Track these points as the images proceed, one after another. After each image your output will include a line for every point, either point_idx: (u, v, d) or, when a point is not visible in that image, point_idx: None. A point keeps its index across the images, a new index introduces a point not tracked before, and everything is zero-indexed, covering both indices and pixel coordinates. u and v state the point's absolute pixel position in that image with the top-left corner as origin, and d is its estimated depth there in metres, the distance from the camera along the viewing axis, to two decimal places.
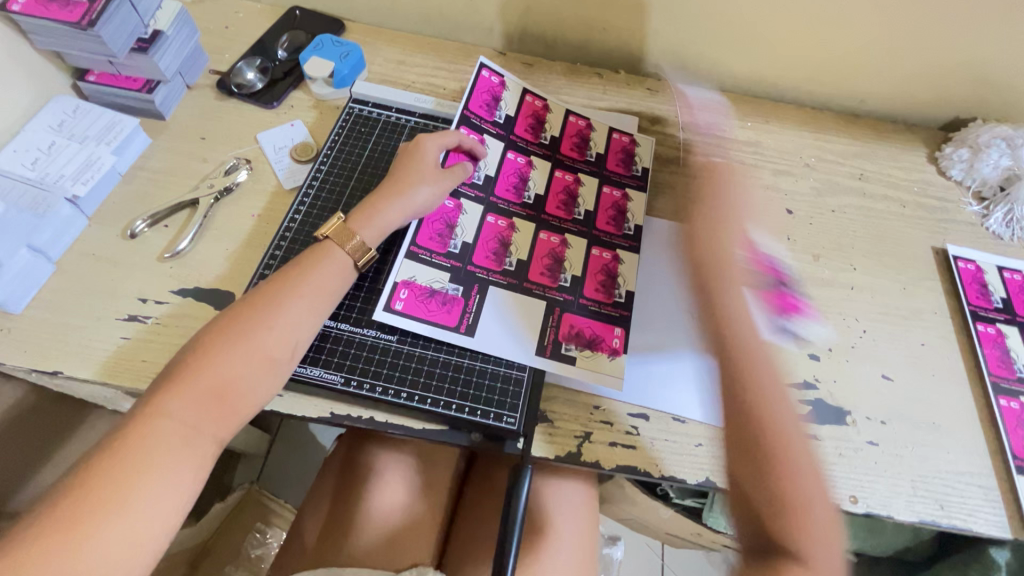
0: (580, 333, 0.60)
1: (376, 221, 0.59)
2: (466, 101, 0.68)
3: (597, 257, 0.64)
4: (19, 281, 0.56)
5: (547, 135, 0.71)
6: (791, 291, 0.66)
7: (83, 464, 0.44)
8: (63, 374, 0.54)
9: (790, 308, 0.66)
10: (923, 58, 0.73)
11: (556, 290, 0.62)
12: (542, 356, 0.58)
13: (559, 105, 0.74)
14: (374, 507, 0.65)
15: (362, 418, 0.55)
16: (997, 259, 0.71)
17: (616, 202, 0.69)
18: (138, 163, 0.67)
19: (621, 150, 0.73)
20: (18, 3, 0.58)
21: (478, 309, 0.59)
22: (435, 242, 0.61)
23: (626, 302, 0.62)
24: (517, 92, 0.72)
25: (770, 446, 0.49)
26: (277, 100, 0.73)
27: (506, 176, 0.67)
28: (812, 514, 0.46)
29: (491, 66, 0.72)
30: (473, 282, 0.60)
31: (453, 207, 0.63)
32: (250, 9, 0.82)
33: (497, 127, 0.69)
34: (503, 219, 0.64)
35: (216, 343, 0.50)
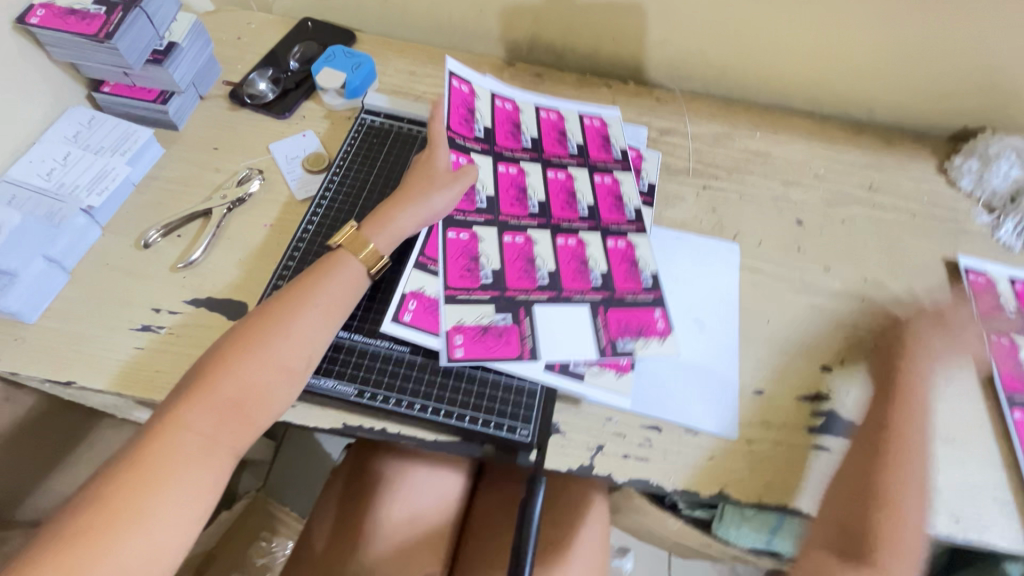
0: (628, 325, 0.58)
1: (387, 229, 0.58)
2: (446, 120, 0.65)
3: (564, 246, 0.63)
4: (34, 291, 0.56)
5: (573, 144, 0.71)
6: (622, 306, 0.60)
7: (99, 477, 0.44)
8: (76, 384, 0.54)
9: (637, 329, 0.58)
10: (932, 70, 0.73)
11: (536, 291, 0.59)
12: (552, 373, 0.56)
13: (571, 113, 0.74)
14: (384, 516, 0.66)
15: (374, 429, 0.55)
16: (1008, 270, 0.70)
17: (610, 189, 0.68)
18: (152, 173, 0.68)
19: (598, 135, 0.73)
20: (37, 17, 0.59)
21: (533, 331, 0.57)
22: (466, 278, 0.59)
23: (603, 282, 0.61)
24: (488, 99, 0.71)
25: (889, 456, 0.55)
26: (288, 111, 0.74)
27: (505, 190, 0.65)
28: (909, 508, 0.53)
29: (459, 73, 0.69)
30: (517, 306, 0.58)
31: (468, 239, 0.61)
32: (262, 21, 0.83)
33: (479, 142, 0.67)
34: (520, 235, 0.62)
35: (233, 352, 0.50)
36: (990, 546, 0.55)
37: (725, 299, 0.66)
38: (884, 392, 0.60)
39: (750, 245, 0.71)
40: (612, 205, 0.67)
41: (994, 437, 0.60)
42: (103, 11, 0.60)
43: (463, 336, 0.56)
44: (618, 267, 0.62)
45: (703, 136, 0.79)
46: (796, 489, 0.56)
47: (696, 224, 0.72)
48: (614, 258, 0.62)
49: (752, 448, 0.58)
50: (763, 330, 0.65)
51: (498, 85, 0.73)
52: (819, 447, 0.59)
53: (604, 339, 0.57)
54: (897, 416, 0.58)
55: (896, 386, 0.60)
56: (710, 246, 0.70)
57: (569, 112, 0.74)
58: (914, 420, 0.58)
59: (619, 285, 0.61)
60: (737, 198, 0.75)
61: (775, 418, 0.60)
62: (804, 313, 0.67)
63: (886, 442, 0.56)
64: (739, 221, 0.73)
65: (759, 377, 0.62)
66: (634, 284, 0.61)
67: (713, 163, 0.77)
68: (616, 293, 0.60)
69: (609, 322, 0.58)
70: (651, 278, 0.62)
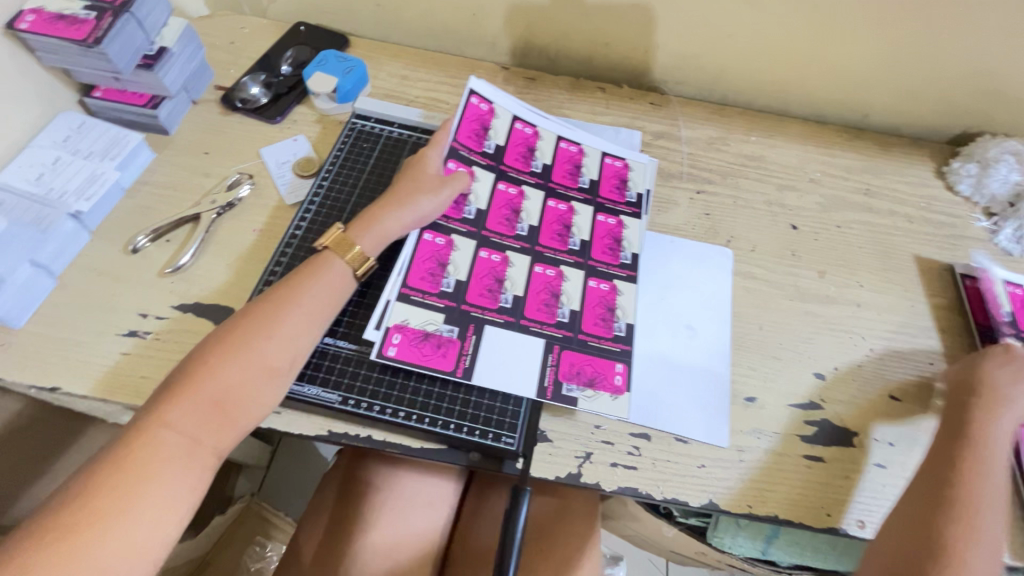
0: (581, 371, 0.57)
1: (375, 230, 0.58)
2: (453, 131, 0.65)
3: (541, 274, 0.61)
4: (22, 297, 0.56)
5: (585, 179, 0.68)
6: (582, 349, 0.58)
7: (77, 479, 0.44)
8: (60, 390, 0.54)
9: (588, 378, 0.57)
10: (928, 73, 0.73)
11: (494, 312, 0.58)
12: (542, 399, 0.55)
13: (595, 148, 0.71)
14: (373, 522, 0.65)
15: (359, 437, 0.54)
16: (1002, 272, 0.68)
17: (610, 230, 0.66)
18: (142, 177, 0.68)
19: (616, 176, 0.70)
20: (26, 22, 0.59)
21: (475, 351, 0.56)
22: (427, 282, 0.58)
23: (569, 321, 0.59)
24: (507, 120, 0.68)
25: (957, 504, 0.51)
26: (280, 115, 0.74)
27: (498, 209, 0.64)
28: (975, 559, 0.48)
29: (481, 91, 0.68)
30: (468, 322, 0.57)
31: (444, 244, 0.60)
32: (255, 25, 0.83)
33: (485, 158, 0.66)
34: (497, 253, 0.61)
35: (216, 355, 0.50)
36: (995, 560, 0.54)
37: (718, 305, 0.65)
38: (956, 434, 0.55)
39: (744, 250, 0.70)
40: (608, 247, 0.64)
41: None
42: (92, 16, 0.60)
43: (401, 336, 0.56)
44: (590, 311, 0.60)
45: (697, 140, 0.79)
46: (788, 499, 0.56)
47: (688, 228, 0.71)
48: (589, 299, 0.61)
49: (743, 458, 0.57)
50: (755, 337, 0.64)
51: (523, 106, 0.70)
52: (813, 457, 0.58)
53: (550, 378, 0.56)
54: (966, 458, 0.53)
55: (974, 430, 0.54)
56: (704, 252, 0.69)
57: (592, 147, 0.71)
58: (988, 465, 0.53)
59: (586, 328, 0.59)
60: (731, 203, 0.74)
61: (767, 427, 0.59)
62: (799, 319, 0.66)
63: (960, 490, 0.51)
64: (733, 226, 0.72)
65: (752, 385, 0.61)
66: (602, 331, 0.60)
67: (706, 167, 0.77)
68: (579, 336, 0.59)
69: (566, 363, 0.57)
70: (625, 329, 0.60)
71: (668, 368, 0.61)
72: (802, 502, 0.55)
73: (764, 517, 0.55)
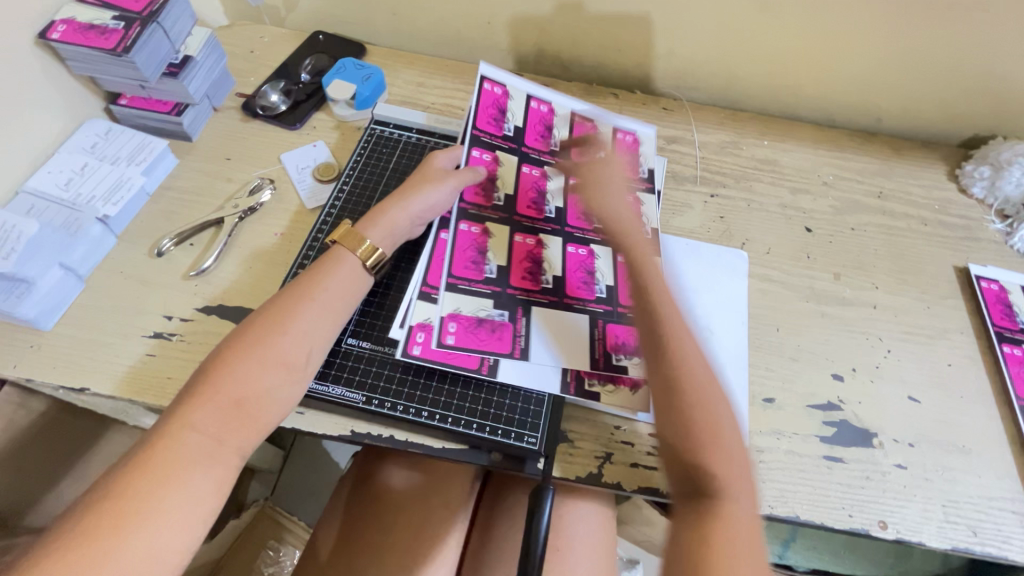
0: (624, 343, 0.59)
1: (382, 224, 0.59)
2: (472, 120, 0.66)
3: (521, 244, 0.62)
4: (51, 299, 0.57)
5: (601, 156, 0.70)
6: (622, 321, 0.60)
7: (105, 480, 0.44)
8: (89, 391, 0.55)
9: (486, 340, 0.56)
10: (940, 77, 0.73)
11: (539, 293, 0.60)
12: (567, 394, 0.56)
13: (607, 123, 0.72)
14: (392, 523, 0.66)
15: (382, 437, 0.55)
16: (1019, 278, 0.69)
17: (630, 206, 0.67)
18: (166, 183, 0.69)
19: (629, 151, 0.71)
20: (58, 32, 0.61)
21: (528, 333, 0.58)
22: (470, 270, 0.60)
23: (553, 287, 0.61)
24: (522, 100, 0.69)
25: (687, 397, 0.46)
26: (300, 122, 0.75)
27: (525, 192, 0.65)
28: (733, 467, 0.44)
29: (492, 76, 0.68)
30: (517, 306, 0.59)
31: (479, 232, 0.62)
32: (274, 34, 0.84)
33: (506, 141, 0.67)
34: (477, 225, 0.62)
35: (236, 355, 0.50)
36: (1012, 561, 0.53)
37: (735, 305, 0.66)
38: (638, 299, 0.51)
39: (759, 253, 0.71)
40: None
41: (1002, 438, 0.60)
42: (121, 26, 0.62)
43: (425, 334, 0.56)
44: (572, 275, 0.62)
45: (711, 144, 0.80)
46: (810, 499, 0.55)
47: (703, 231, 0.72)
48: (570, 264, 0.62)
49: (763, 457, 0.57)
50: (772, 338, 0.65)
51: (535, 85, 0.71)
52: (831, 457, 0.58)
53: (598, 351, 0.58)
54: (673, 339, 0.49)
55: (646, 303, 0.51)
56: (718, 253, 0.70)
57: (604, 122, 0.72)
58: (676, 348, 0.48)
59: (569, 292, 0.61)
60: (744, 206, 0.74)
61: (786, 426, 0.59)
62: (813, 319, 0.66)
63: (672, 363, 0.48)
64: (748, 228, 0.73)
65: (769, 386, 0.61)
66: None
67: (720, 171, 0.77)
68: (618, 309, 0.61)
69: (455, 322, 0.57)
70: (605, 290, 0.62)
71: None
72: (824, 503, 0.55)
73: (784, 517, 0.55)
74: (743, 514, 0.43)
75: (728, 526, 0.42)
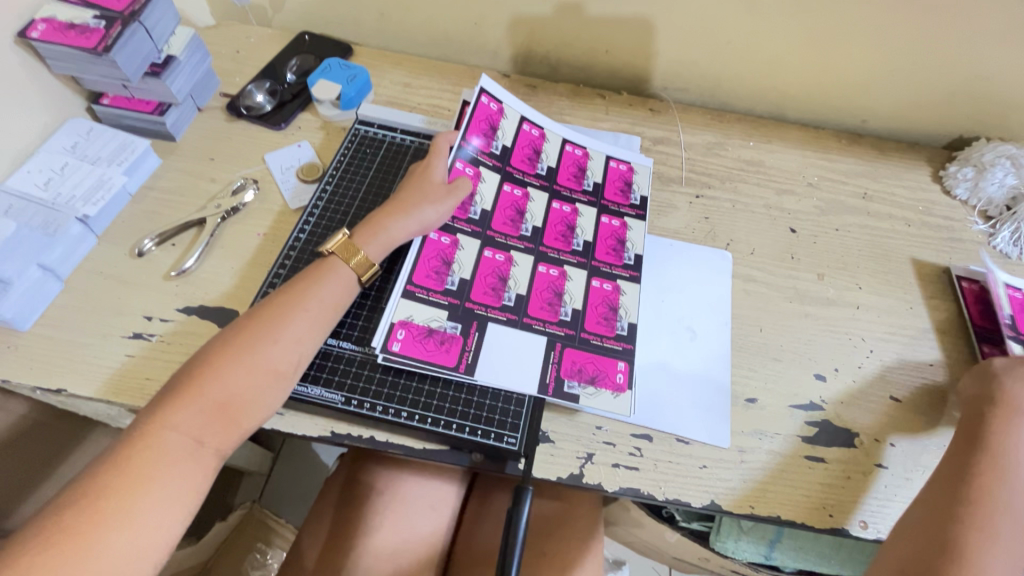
0: (582, 369, 0.58)
1: (380, 237, 0.59)
2: (464, 129, 0.66)
3: (489, 259, 0.61)
4: (28, 300, 0.57)
5: (589, 182, 0.70)
6: (583, 347, 0.59)
7: (82, 478, 0.44)
8: (66, 392, 0.55)
9: (434, 351, 0.56)
10: (924, 79, 0.74)
11: (498, 309, 0.59)
12: (544, 395, 0.56)
13: (599, 151, 0.72)
14: (375, 525, 0.65)
15: (362, 438, 0.55)
16: (1002, 275, 0.68)
17: (614, 232, 0.67)
18: (148, 183, 0.69)
19: (620, 179, 0.71)
20: (38, 31, 0.60)
21: (478, 348, 0.57)
22: (432, 280, 0.59)
23: (514, 305, 0.60)
24: (515, 120, 0.69)
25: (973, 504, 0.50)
26: (284, 122, 0.75)
27: (503, 209, 0.64)
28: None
29: (491, 90, 0.69)
30: (471, 319, 0.58)
31: (449, 243, 0.61)
32: (261, 34, 0.84)
33: (493, 159, 0.66)
34: (447, 236, 0.61)
35: (219, 357, 0.50)
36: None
37: (718, 307, 0.66)
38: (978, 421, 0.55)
39: (744, 253, 0.71)
40: (611, 248, 0.65)
41: None
42: (102, 25, 0.61)
43: (405, 332, 0.56)
44: (537, 295, 0.61)
45: (697, 145, 0.80)
46: (792, 499, 0.56)
47: (688, 232, 0.72)
48: (537, 284, 0.61)
49: (744, 458, 0.57)
50: (756, 339, 0.65)
51: (530, 108, 0.72)
52: (814, 457, 0.58)
53: (551, 375, 0.57)
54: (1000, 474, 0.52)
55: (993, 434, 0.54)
56: (701, 254, 0.70)
57: (596, 151, 0.72)
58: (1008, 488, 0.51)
59: (531, 311, 0.60)
60: (730, 207, 0.75)
61: (768, 427, 0.59)
62: (798, 321, 0.66)
63: (981, 477, 0.52)
64: (732, 229, 0.73)
65: (752, 387, 0.61)
66: (604, 330, 0.60)
67: (705, 172, 0.78)
68: (581, 334, 0.59)
69: (404, 330, 0.56)
70: (571, 314, 0.60)
71: (669, 374, 0.61)
72: (805, 502, 0.56)
73: (766, 517, 0.55)
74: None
75: None
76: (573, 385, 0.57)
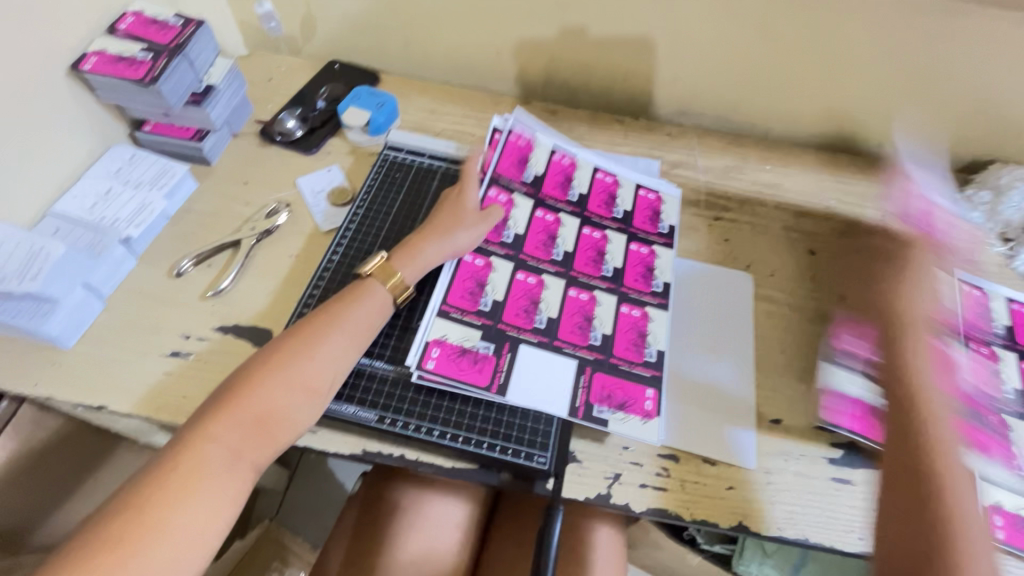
0: (611, 394, 0.58)
1: (414, 259, 0.60)
2: (496, 161, 0.69)
3: (521, 282, 0.63)
4: (73, 318, 0.59)
5: (619, 210, 0.71)
6: (614, 372, 0.60)
7: (128, 487, 0.45)
8: (106, 409, 0.56)
9: (467, 370, 0.57)
10: (937, 103, 0.75)
11: (529, 332, 0.60)
12: (574, 418, 0.57)
13: (628, 180, 0.74)
14: (399, 544, 0.66)
15: (393, 456, 0.56)
16: (1004, 290, 0.71)
17: (643, 258, 0.68)
18: (186, 206, 0.71)
19: (648, 209, 0.72)
20: (90, 63, 0.64)
21: (509, 369, 0.58)
22: (467, 300, 0.60)
23: (545, 328, 0.61)
24: (546, 151, 0.72)
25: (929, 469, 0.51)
26: (315, 147, 0.78)
27: (535, 234, 0.66)
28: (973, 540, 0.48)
29: (521, 127, 0.73)
30: (504, 340, 0.59)
31: (483, 266, 0.63)
32: (292, 64, 0.88)
33: (525, 187, 0.69)
34: (481, 259, 0.63)
35: (259, 374, 0.51)
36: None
37: (742, 329, 0.67)
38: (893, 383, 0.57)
39: (764, 275, 0.72)
40: (640, 275, 0.66)
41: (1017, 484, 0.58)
42: (149, 57, 0.65)
43: (440, 350, 0.57)
44: (568, 319, 0.62)
45: (714, 169, 0.82)
46: (820, 522, 0.56)
47: (709, 254, 0.73)
48: (567, 308, 0.62)
49: (772, 479, 0.57)
50: (778, 359, 0.65)
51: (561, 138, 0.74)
52: (841, 479, 0.58)
53: (581, 399, 0.57)
54: (925, 427, 0.54)
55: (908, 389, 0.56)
56: (722, 276, 0.71)
57: (626, 179, 0.74)
58: (939, 426, 0.54)
59: (562, 334, 0.61)
60: (749, 229, 0.76)
61: (794, 448, 0.59)
62: (820, 342, 0.67)
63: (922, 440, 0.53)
64: (752, 251, 0.74)
65: (776, 407, 0.62)
66: (634, 356, 0.61)
67: (724, 195, 0.79)
68: (611, 359, 0.60)
69: (439, 348, 0.57)
70: (600, 339, 0.61)
71: (699, 398, 0.61)
72: (832, 525, 0.55)
73: (795, 540, 0.55)
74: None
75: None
76: (603, 407, 0.57)
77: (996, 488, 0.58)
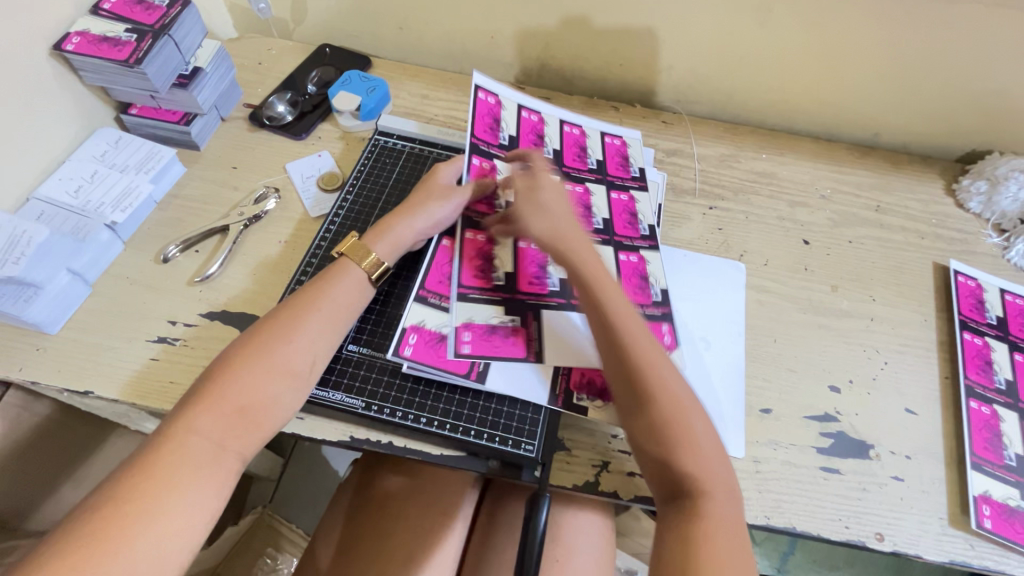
0: (592, 380, 0.58)
1: (388, 237, 0.60)
2: (470, 127, 0.67)
3: (526, 250, 0.63)
4: (57, 303, 0.58)
5: (598, 218, 0.67)
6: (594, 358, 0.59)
7: (111, 481, 0.45)
8: (92, 394, 0.56)
9: (445, 358, 0.57)
10: (936, 92, 0.74)
11: (548, 296, 0.61)
12: (554, 406, 0.56)
13: (599, 186, 0.70)
14: (390, 532, 0.66)
15: (381, 443, 0.55)
16: (998, 281, 0.70)
17: (635, 267, 0.65)
18: (173, 191, 0.70)
19: (618, 154, 0.73)
20: (72, 43, 0.63)
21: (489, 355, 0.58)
22: (443, 286, 0.61)
23: (560, 290, 0.61)
24: (514, 108, 0.71)
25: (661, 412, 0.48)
26: (305, 132, 0.77)
27: None
28: (713, 468, 0.47)
29: (485, 86, 0.70)
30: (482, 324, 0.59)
31: (483, 241, 0.63)
32: (282, 47, 0.86)
33: (503, 150, 0.68)
34: (482, 234, 0.63)
35: (237, 363, 0.51)
36: (963, 564, 0.54)
37: (733, 318, 0.66)
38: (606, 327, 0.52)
39: (757, 264, 0.72)
40: (639, 286, 0.63)
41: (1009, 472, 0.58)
42: (134, 38, 0.63)
43: (417, 337, 0.57)
44: None
45: (710, 157, 0.81)
46: (806, 510, 0.56)
47: (702, 244, 0.73)
48: None
49: (759, 468, 0.57)
50: (769, 349, 0.65)
51: (526, 95, 0.73)
52: (828, 468, 0.58)
53: (560, 387, 0.57)
54: (645, 366, 0.50)
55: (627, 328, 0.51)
56: (714, 264, 0.70)
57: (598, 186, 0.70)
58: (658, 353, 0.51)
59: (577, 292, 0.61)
60: (742, 218, 0.75)
61: (784, 438, 0.59)
62: (811, 331, 0.67)
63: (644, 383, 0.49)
64: (746, 240, 0.73)
65: (767, 398, 0.62)
66: None
67: (718, 184, 0.78)
68: None
69: (416, 335, 0.57)
70: None
71: None
72: (821, 515, 0.55)
73: (782, 528, 0.55)
74: (727, 519, 0.45)
75: (716, 527, 0.44)
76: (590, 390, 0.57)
77: (984, 476, 0.57)
